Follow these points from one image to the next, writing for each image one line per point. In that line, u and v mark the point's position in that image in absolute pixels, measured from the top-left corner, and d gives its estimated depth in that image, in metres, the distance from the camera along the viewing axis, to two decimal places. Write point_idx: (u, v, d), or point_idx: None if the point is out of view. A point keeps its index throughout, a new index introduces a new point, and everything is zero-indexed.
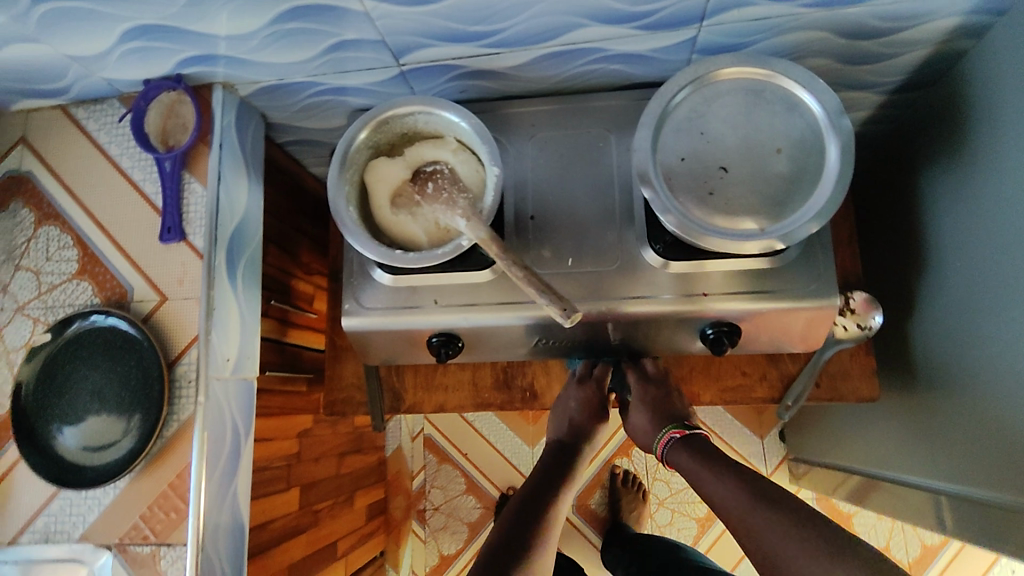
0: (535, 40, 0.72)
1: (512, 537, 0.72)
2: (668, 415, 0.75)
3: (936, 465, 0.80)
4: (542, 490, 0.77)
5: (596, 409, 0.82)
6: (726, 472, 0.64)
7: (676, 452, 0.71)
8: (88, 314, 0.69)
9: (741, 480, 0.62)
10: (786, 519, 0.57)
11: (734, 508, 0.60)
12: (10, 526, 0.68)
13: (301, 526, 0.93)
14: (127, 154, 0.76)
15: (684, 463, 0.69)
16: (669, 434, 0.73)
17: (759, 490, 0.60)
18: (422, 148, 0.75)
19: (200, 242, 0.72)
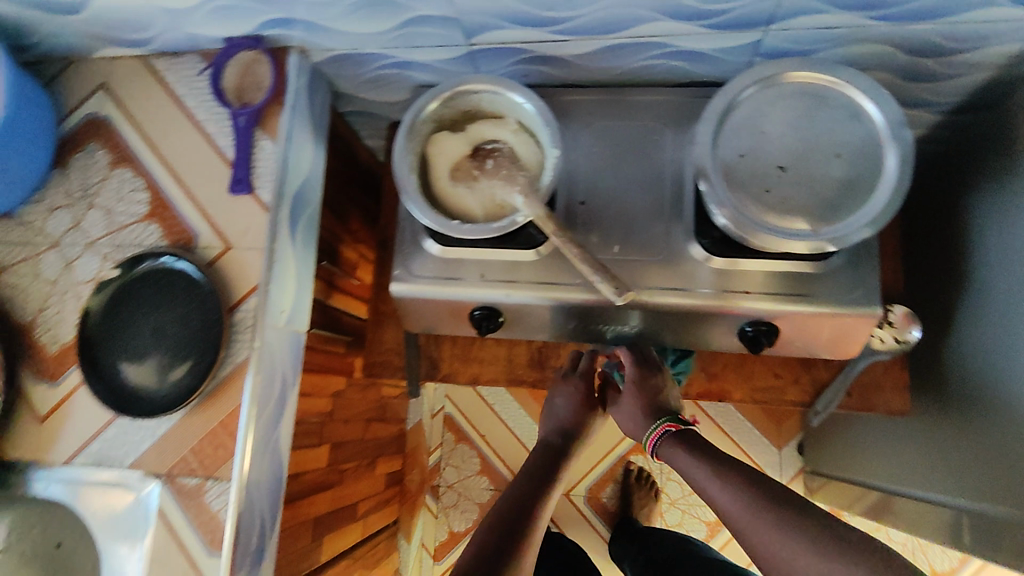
0: (604, 31, 0.74)
1: (503, 530, 0.73)
2: (655, 408, 0.78)
3: (943, 480, 0.84)
4: (533, 487, 0.79)
5: (586, 406, 0.84)
6: (722, 475, 0.65)
7: (675, 451, 0.73)
8: (159, 255, 0.72)
9: (739, 481, 0.64)
10: (786, 519, 0.58)
11: (734, 509, 0.62)
12: (67, 447, 0.72)
13: (328, 483, 0.97)
14: (202, 107, 0.79)
15: (683, 463, 0.71)
16: (660, 430, 0.76)
17: (758, 491, 0.62)
18: (483, 126, 0.78)
19: (267, 197, 0.75)
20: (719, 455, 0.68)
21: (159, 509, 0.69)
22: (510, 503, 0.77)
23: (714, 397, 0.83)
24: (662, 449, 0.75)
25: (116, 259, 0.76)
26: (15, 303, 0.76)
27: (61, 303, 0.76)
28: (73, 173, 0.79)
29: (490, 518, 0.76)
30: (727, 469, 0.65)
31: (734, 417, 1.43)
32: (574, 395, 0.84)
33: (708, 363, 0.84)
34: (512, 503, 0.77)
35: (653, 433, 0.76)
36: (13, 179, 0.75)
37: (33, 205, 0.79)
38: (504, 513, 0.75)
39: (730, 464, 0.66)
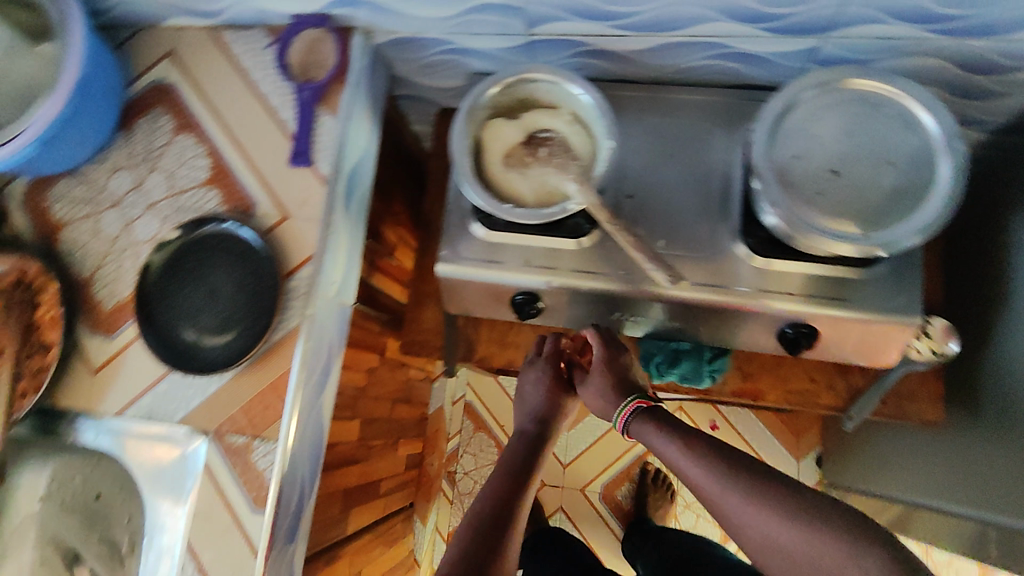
0: (663, 28, 0.75)
1: (491, 522, 0.74)
2: (622, 383, 0.82)
3: (953, 493, 0.91)
4: (514, 476, 0.82)
5: (556, 389, 0.90)
6: (689, 449, 0.68)
7: (646, 426, 0.75)
8: (221, 222, 0.74)
9: (710, 454, 0.66)
10: (757, 492, 0.61)
11: (705, 482, 0.65)
12: (118, 399, 0.74)
13: (357, 456, 0.98)
14: (266, 79, 0.81)
15: (653, 438, 0.73)
16: (629, 407, 0.79)
17: (728, 465, 0.65)
18: (537, 115, 0.77)
19: (325, 170, 0.77)
20: (682, 426, 0.71)
21: (205, 465, 0.71)
22: (494, 491, 0.79)
23: (746, 396, 0.84)
24: (632, 424, 0.78)
25: (175, 221, 0.77)
26: (75, 258, 0.78)
27: (119, 261, 0.77)
28: (137, 136, 0.81)
29: (475, 507, 0.77)
30: (697, 444, 0.68)
31: (753, 425, 1.43)
32: (544, 380, 0.90)
33: (744, 362, 0.84)
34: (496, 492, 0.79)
35: (623, 410, 0.78)
36: (82, 137, 0.77)
37: (97, 164, 0.81)
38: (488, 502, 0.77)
39: (699, 438, 0.68)
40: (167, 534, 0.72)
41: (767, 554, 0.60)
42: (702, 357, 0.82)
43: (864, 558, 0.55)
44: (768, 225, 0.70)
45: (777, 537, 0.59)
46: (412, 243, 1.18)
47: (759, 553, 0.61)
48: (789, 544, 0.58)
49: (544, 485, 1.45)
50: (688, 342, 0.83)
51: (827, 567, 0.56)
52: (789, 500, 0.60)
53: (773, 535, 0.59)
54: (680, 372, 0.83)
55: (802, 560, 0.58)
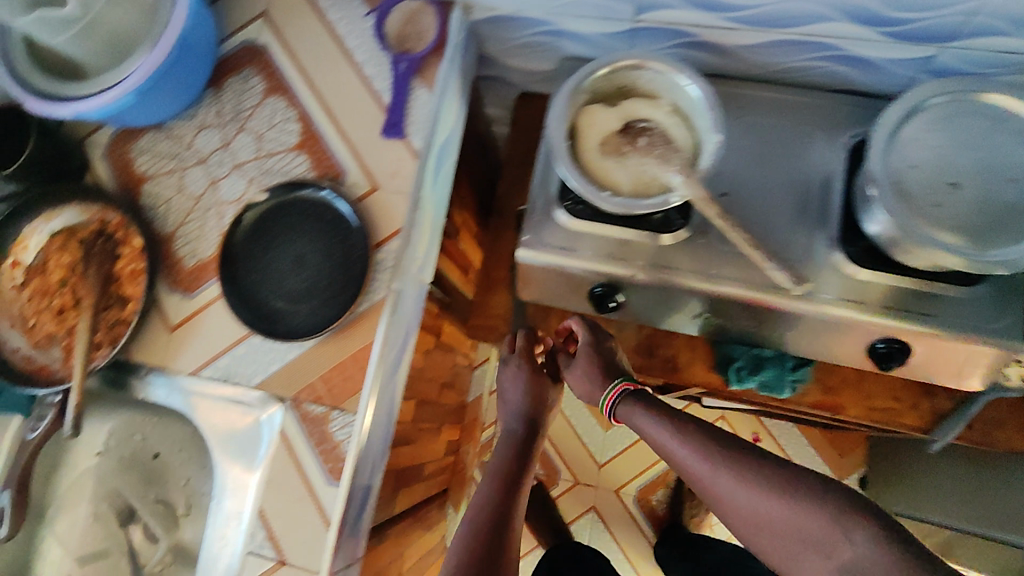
0: (776, 25, 0.71)
1: (493, 523, 0.75)
2: (608, 365, 0.80)
3: (1001, 521, 1.01)
4: (504, 479, 0.81)
5: (536, 382, 0.88)
6: (680, 432, 0.69)
7: (632, 411, 0.75)
8: (320, 188, 0.73)
9: (698, 440, 0.68)
10: (744, 475, 0.63)
11: (694, 466, 0.67)
12: (193, 358, 0.73)
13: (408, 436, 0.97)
14: (362, 47, 0.78)
15: (640, 421, 0.74)
16: (615, 391, 0.77)
17: (716, 449, 0.66)
18: (637, 103, 0.75)
19: (418, 144, 0.75)
20: (673, 412, 0.72)
21: (280, 430, 0.70)
22: (485, 496, 0.79)
23: (825, 409, 0.82)
24: (619, 410, 0.77)
25: (262, 184, 0.76)
26: (157, 214, 0.77)
27: (202, 219, 0.76)
28: (227, 95, 0.79)
29: (470, 515, 0.77)
30: (685, 430, 0.69)
31: (797, 440, 1.40)
32: (522, 376, 0.88)
33: (826, 375, 0.82)
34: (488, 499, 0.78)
35: (612, 392, 0.77)
36: (174, 92, 0.74)
37: (184, 121, 0.79)
38: (481, 510, 0.77)
39: (688, 424, 0.70)
40: (231, 496, 0.72)
41: (757, 531, 0.62)
42: (784, 366, 0.80)
43: (851, 528, 0.56)
44: (874, 234, 0.68)
45: (764, 517, 0.61)
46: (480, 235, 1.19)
47: (750, 530, 0.63)
48: (777, 521, 0.60)
49: (578, 484, 1.44)
50: (770, 349, 0.81)
51: (813, 538, 0.58)
52: (776, 479, 0.62)
53: (761, 515, 0.61)
54: (762, 380, 0.81)
55: (790, 537, 0.59)
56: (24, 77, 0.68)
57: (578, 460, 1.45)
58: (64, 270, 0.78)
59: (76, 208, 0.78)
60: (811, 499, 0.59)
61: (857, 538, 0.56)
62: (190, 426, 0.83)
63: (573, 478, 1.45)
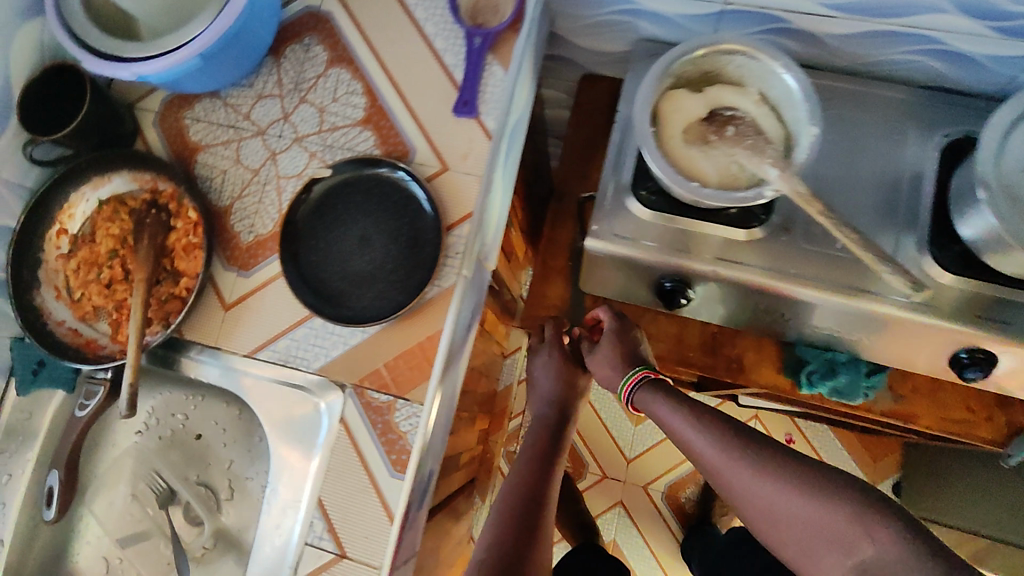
0: (880, 13, 0.67)
1: (521, 515, 0.73)
2: (630, 356, 0.77)
3: None
4: (538, 461, 0.79)
5: (568, 370, 0.85)
6: (698, 420, 0.65)
7: (649, 398, 0.72)
8: (396, 168, 0.69)
9: (717, 430, 0.64)
10: (763, 467, 0.60)
11: (711, 457, 0.63)
12: (250, 339, 0.70)
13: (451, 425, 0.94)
14: (431, 20, 0.72)
15: (656, 408, 0.71)
16: (632, 380, 0.74)
17: (736, 439, 0.62)
18: (723, 91, 0.70)
19: (492, 125, 0.70)
20: (693, 400, 0.68)
21: (341, 418, 0.67)
22: (519, 478, 0.78)
23: (900, 419, 0.79)
24: (636, 397, 0.73)
25: (325, 159, 0.72)
26: (213, 187, 0.73)
27: (260, 193, 0.72)
28: (287, 63, 0.74)
29: (500, 504, 0.75)
30: (704, 419, 0.65)
31: (830, 443, 1.39)
32: (553, 363, 0.86)
33: (898, 382, 0.80)
34: (523, 481, 0.77)
35: (629, 379, 0.73)
36: (236, 59, 0.70)
37: (242, 89, 0.75)
38: (512, 493, 0.76)
39: (707, 411, 0.66)
40: (284, 483, 0.68)
41: (775, 525, 0.58)
42: (860, 372, 0.78)
43: (875, 526, 0.52)
44: (968, 237, 0.66)
45: (783, 512, 0.57)
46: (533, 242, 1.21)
47: (766, 524, 0.59)
48: (797, 517, 0.56)
49: (605, 477, 1.42)
50: (845, 354, 0.78)
51: (837, 536, 0.54)
52: (798, 473, 0.58)
53: (779, 510, 0.57)
54: (836, 385, 0.78)
55: (807, 532, 0.56)
56: (82, 36, 0.64)
57: (606, 453, 1.43)
58: (114, 240, 0.73)
59: (125, 175, 0.73)
60: (831, 494, 0.55)
61: (880, 536, 0.52)
62: (234, 408, 0.80)
63: (601, 472, 1.43)
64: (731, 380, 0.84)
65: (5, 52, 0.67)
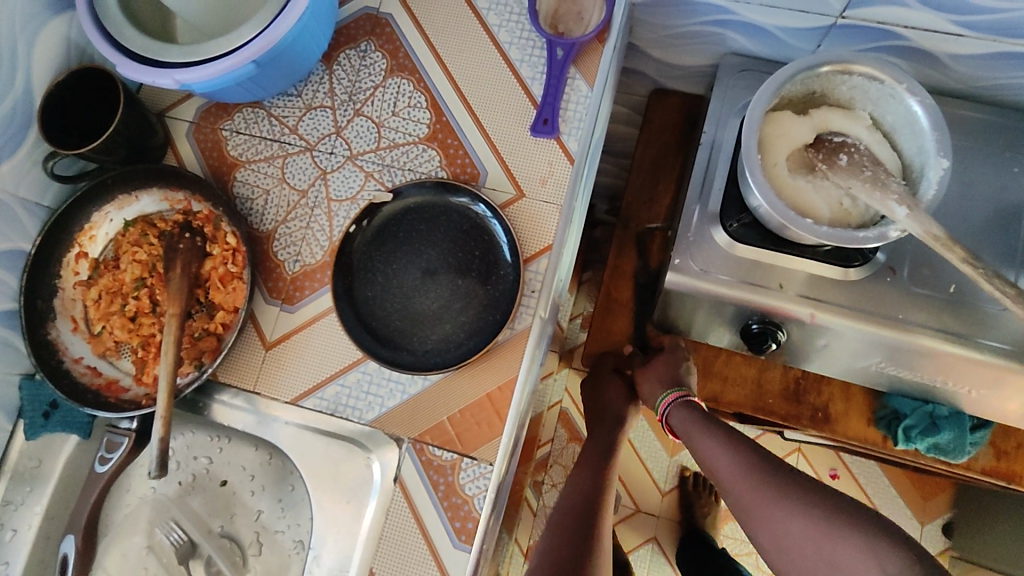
0: (1016, 33, 0.61)
1: (576, 522, 0.71)
2: (669, 380, 0.75)
3: None
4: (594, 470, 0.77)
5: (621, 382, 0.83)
6: (724, 444, 0.66)
7: (678, 422, 0.72)
8: (476, 200, 0.61)
9: (740, 456, 0.64)
10: (779, 496, 0.59)
11: (732, 484, 0.63)
12: (295, 384, 0.62)
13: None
14: (506, 27, 0.67)
15: (685, 431, 0.71)
16: (671, 400, 0.73)
17: (759, 466, 0.62)
18: (831, 114, 0.64)
19: (574, 146, 0.64)
20: (724, 425, 0.68)
21: (398, 478, 0.59)
22: (576, 489, 0.76)
23: (999, 477, 0.72)
24: (670, 415, 0.73)
25: (384, 181, 0.65)
26: (254, 209, 0.66)
27: (308, 217, 0.65)
28: (341, 71, 0.68)
29: (556, 514, 0.74)
30: (729, 445, 0.65)
31: (878, 480, 1.31)
32: (603, 372, 0.84)
33: (1000, 437, 0.73)
34: (579, 493, 0.74)
35: (665, 399, 0.73)
36: (288, 66, 0.63)
37: (290, 99, 0.68)
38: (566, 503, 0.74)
39: (735, 437, 0.66)
40: (330, 550, 0.60)
41: (786, 556, 0.56)
42: (964, 428, 0.71)
43: (888, 560, 0.50)
44: None
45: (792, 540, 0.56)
46: (581, 278, 1.19)
47: (779, 556, 0.57)
48: (808, 549, 0.55)
49: (640, 511, 1.34)
50: (946, 406, 0.71)
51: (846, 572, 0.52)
52: (814, 501, 0.57)
53: (790, 539, 0.56)
54: (936, 442, 0.71)
55: (816, 562, 0.54)
56: (117, 37, 0.57)
57: (640, 486, 1.35)
58: (141, 267, 0.65)
59: (155, 194, 0.65)
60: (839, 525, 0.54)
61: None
62: (264, 453, 0.71)
63: (634, 506, 1.35)
64: (815, 431, 0.76)
65: (27, 52, 0.59)
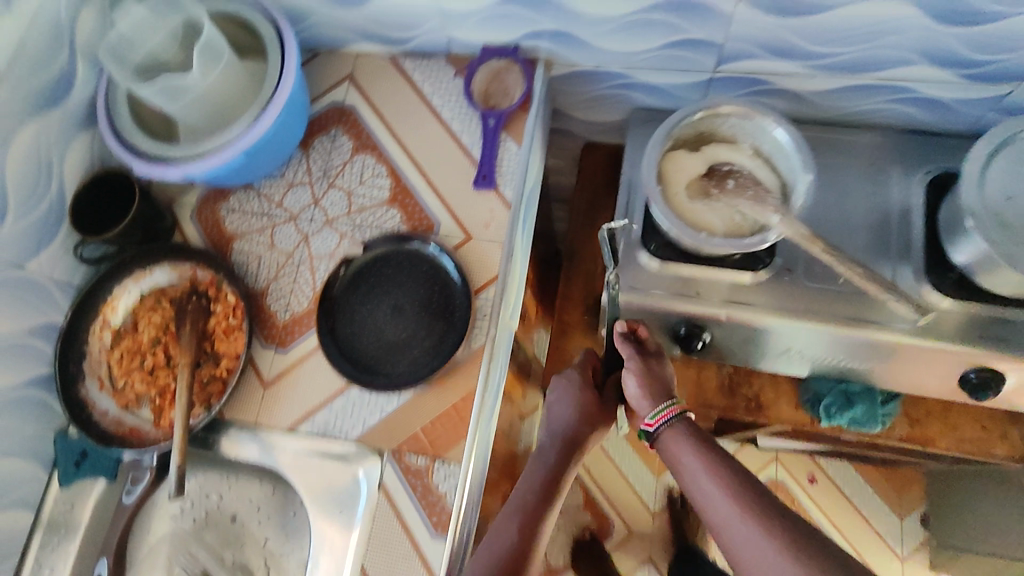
0: (855, 71, 0.76)
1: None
2: (663, 391, 0.72)
3: None
4: (527, 517, 0.66)
5: (586, 395, 0.77)
6: (728, 482, 0.63)
7: (669, 439, 0.69)
8: (429, 243, 0.74)
9: (733, 483, 0.63)
10: (773, 530, 0.58)
11: (724, 513, 0.61)
12: (290, 415, 0.73)
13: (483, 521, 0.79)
14: (449, 105, 0.83)
15: (684, 460, 0.67)
16: (661, 416, 0.69)
17: (751, 495, 0.61)
18: (718, 149, 0.78)
19: (510, 194, 0.77)
20: (726, 460, 0.65)
21: (381, 485, 0.69)
22: (505, 540, 0.64)
23: (915, 442, 0.83)
24: (668, 437, 0.69)
25: (355, 238, 0.78)
26: (249, 271, 0.79)
27: (295, 274, 0.78)
28: (316, 154, 0.83)
29: None
30: (722, 468, 0.64)
31: (853, 480, 1.39)
32: (571, 378, 0.78)
33: (912, 407, 0.83)
34: (503, 548, 0.64)
35: (662, 412, 0.69)
36: (272, 153, 0.77)
37: (275, 180, 0.82)
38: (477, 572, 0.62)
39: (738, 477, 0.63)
40: (326, 556, 0.69)
41: None
42: (874, 400, 0.82)
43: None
44: (960, 262, 0.72)
45: None
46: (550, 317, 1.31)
47: None
48: None
49: (632, 533, 1.40)
50: (859, 384, 0.82)
51: None
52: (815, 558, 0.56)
53: None
54: (854, 416, 0.81)
55: None
56: (133, 142, 0.72)
57: (631, 509, 1.42)
58: (156, 328, 0.77)
59: (166, 267, 0.78)
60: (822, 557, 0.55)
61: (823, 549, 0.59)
62: (268, 486, 0.80)
63: (627, 529, 1.42)
64: (753, 419, 0.87)
65: (60, 160, 0.73)
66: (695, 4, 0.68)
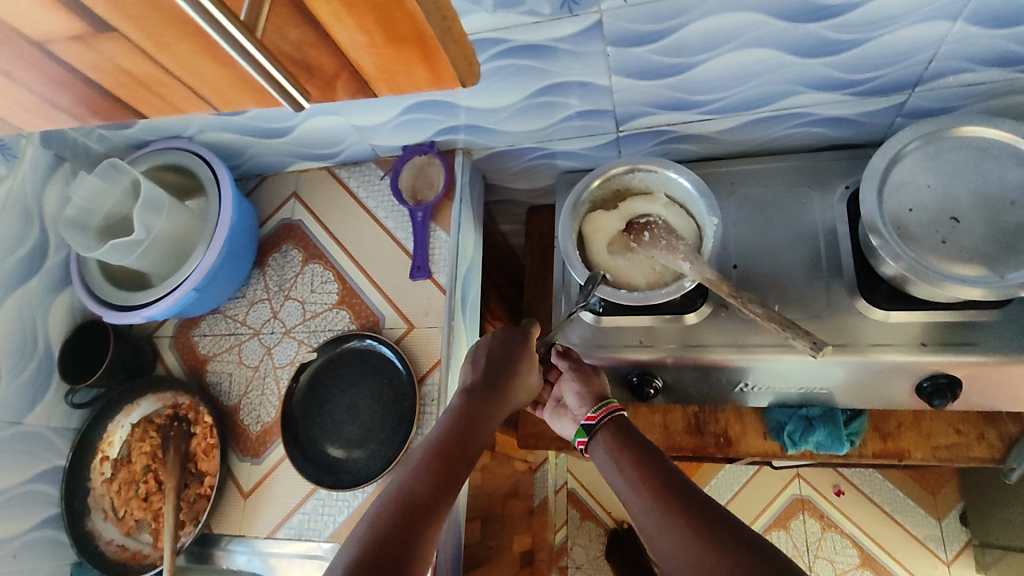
0: (748, 107, 0.78)
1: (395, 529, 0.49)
2: (596, 395, 0.70)
3: None
4: (442, 461, 0.55)
5: (520, 351, 0.67)
6: (641, 463, 0.58)
7: (599, 438, 0.65)
8: (372, 338, 0.80)
9: (643, 461, 0.58)
10: (689, 512, 0.51)
11: (634, 490, 0.56)
12: (268, 522, 0.78)
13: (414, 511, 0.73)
14: (382, 206, 0.89)
15: (609, 448, 0.62)
16: (603, 410, 0.66)
17: (670, 482, 0.54)
18: (635, 202, 0.82)
19: (444, 280, 0.82)
20: (642, 444, 0.60)
21: None
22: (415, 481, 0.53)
23: (891, 457, 0.83)
24: (597, 433, 0.65)
25: (311, 343, 0.84)
26: (222, 389, 0.86)
27: (263, 385, 0.84)
28: (271, 270, 0.90)
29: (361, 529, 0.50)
30: (643, 459, 0.58)
31: (882, 487, 1.34)
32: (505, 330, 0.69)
33: (881, 421, 0.84)
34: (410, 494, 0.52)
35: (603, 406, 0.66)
36: (225, 280, 0.85)
37: (237, 301, 0.90)
38: (383, 512, 0.51)
39: (649, 457, 0.58)
40: None
41: None
42: (838, 421, 0.82)
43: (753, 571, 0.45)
44: (888, 275, 0.71)
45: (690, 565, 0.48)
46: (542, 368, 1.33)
47: None
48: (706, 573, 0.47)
49: None
50: (819, 408, 0.83)
51: None
52: (714, 529, 0.49)
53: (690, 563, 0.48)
54: (816, 440, 0.82)
55: None
56: (101, 293, 0.80)
57: None
58: (146, 456, 0.85)
59: (150, 398, 0.86)
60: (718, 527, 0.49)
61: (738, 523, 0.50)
62: None
63: None
64: (724, 456, 0.88)
65: (43, 320, 0.82)
66: (575, 83, 0.73)
